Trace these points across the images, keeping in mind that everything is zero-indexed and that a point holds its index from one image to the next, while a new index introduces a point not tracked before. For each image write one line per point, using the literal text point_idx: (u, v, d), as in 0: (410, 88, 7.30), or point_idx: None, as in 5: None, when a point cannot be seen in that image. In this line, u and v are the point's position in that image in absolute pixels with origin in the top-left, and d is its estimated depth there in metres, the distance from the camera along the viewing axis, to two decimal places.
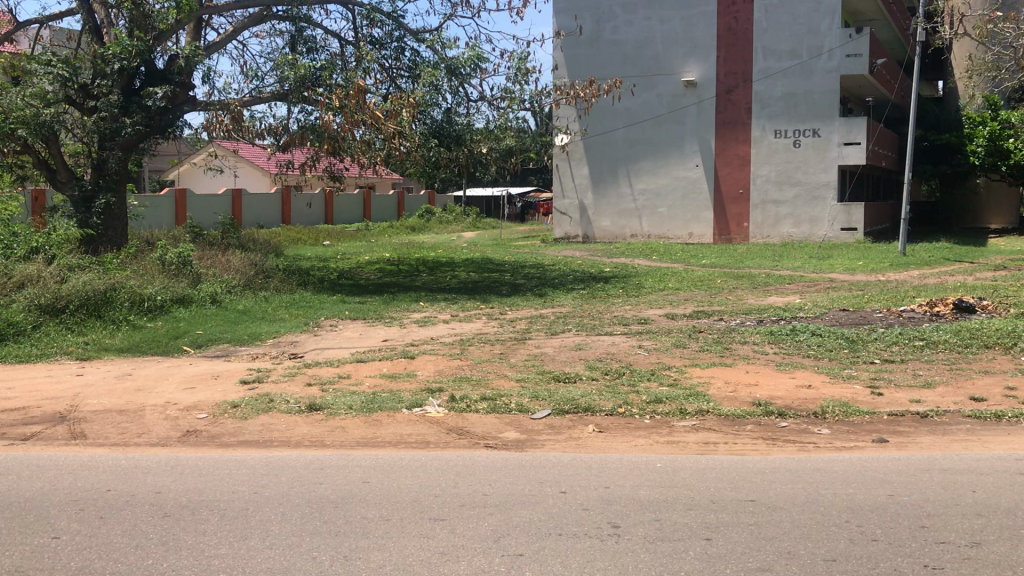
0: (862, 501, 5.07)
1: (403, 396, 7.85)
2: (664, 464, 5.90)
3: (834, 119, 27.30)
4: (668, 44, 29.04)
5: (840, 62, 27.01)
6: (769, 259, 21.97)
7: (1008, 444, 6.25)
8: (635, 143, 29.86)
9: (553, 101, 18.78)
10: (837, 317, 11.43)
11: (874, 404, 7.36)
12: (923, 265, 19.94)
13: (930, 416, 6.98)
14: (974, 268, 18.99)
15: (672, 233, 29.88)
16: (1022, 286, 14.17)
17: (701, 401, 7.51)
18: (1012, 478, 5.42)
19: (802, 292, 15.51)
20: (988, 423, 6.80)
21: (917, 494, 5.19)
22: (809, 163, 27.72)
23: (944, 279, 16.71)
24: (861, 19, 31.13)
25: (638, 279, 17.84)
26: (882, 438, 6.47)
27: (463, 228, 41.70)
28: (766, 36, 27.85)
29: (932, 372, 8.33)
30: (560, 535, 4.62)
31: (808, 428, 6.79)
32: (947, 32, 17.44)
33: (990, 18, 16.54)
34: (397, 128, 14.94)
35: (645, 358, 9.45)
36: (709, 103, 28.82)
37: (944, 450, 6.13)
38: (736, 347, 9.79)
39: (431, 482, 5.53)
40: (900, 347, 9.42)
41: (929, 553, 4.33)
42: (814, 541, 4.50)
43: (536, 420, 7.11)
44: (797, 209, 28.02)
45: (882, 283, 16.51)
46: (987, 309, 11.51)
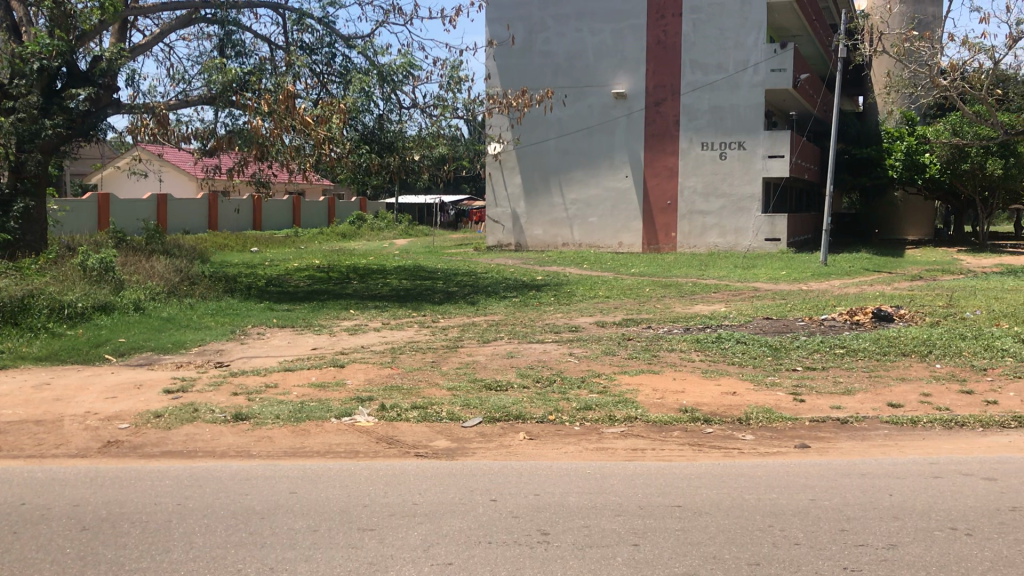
0: (783, 506, 5.18)
1: (332, 405, 7.76)
2: (592, 471, 5.96)
3: (759, 132, 27.91)
4: (599, 55, 29.37)
5: (765, 76, 27.68)
6: (696, 268, 22.40)
7: (923, 449, 6.47)
8: (567, 153, 30.10)
9: (486, 109, 18.79)
10: (762, 325, 11.69)
11: (796, 410, 7.54)
12: (844, 276, 20.48)
13: (849, 422, 7.17)
14: (891, 279, 19.64)
15: (602, 242, 30.16)
16: (936, 296, 14.67)
17: (629, 408, 7.59)
18: (926, 482, 5.61)
19: (727, 301, 15.85)
20: (905, 428, 7.03)
21: (837, 498, 5.33)
22: (734, 175, 28.27)
23: (863, 289, 17.21)
24: (785, 34, 31.92)
25: (570, 288, 17.93)
26: (803, 444, 6.62)
27: (395, 235, 41.41)
28: (693, 50, 28.38)
29: (852, 380, 8.56)
30: (490, 543, 4.62)
31: (733, 434, 6.92)
32: (867, 50, 18.02)
33: (907, 36, 17.20)
34: (327, 134, 14.64)
35: (575, 366, 9.50)
36: (639, 113, 29.20)
37: (863, 455, 6.32)
38: (663, 354, 9.95)
39: (359, 491, 5.49)
40: (821, 354, 9.67)
41: (848, 555, 4.45)
42: (738, 546, 4.59)
43: (467, 428, 7.10)
44: (723, 219, 28.54)
45: (805, 292, 16.97)
46: (903, 318, 11.93)
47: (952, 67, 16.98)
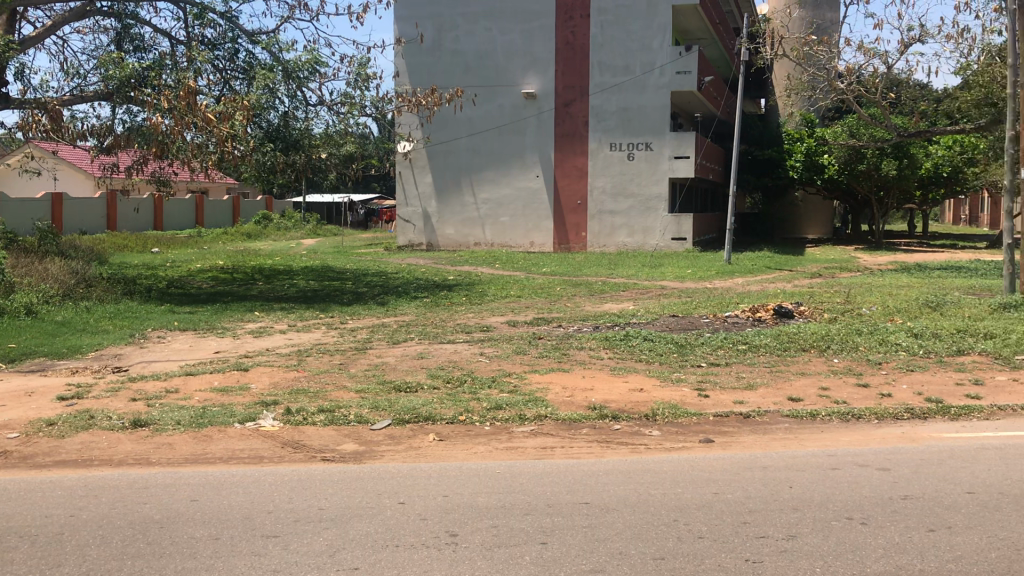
0: (688, 501, 5.26)
1: (236, 410, 7.57)
2: (502, 471, 5.95)
3: (665, 133, 28.46)
4: (508, 55, 29.46)
5: (671, 78, 28.24)
6: (605, 267, 22.66)
7: (822, 441, 6.67)
8: (478, 152, 30.08)
9: (395, 107, 18.64)
10: (669, 322, 11.90)
11: (701, 405, 7.69)
12: (747, 273, 21.02)
13: (751, 416, 7.35)
14: (791, 276, 20.25)
15: (513, 242, 30.25)
16: (834, 292, 15.17)
17: (539, 406, 7.62)
18: (824, 474, 5.78)
19: (635, 299, 16.10)
20: (805, 421, 7.24)
21: (740, 491, 5.44)
22: (641, 175, 28.75)
23: (765, 287, 17.69)
24: (690, 38, 32.60)
25: (481, 287, 17.94)
26: (707, 439, 6.74)
27: (303, 235, 40.76)
28: (601, 51, 28.74)
29: (755, 374, 8.78)
30: (397, 546, 4.57)
31: (640, 430, 7.01)
32: (768, 53, 18.53)
33: (805, 41, 17.76)
34: (230, 131, 14.29)
35: (486, 365, 9.50)
36: (548, 114, 29.39)
37: (765, 448, 6.47)
38: (573, 353, 10.02)
39: (263, 498, 5.35)
40: (725, 350, 9.89)
41: (750, 547, 4.55)
42: (644, 541, 4.64)
43: (375, 430, 7.02)
44: (631, 220, 28.99)
45: (710, 289, 17.33)
46: (803, 314, 12.29)
47: (848, 71, 17.62)
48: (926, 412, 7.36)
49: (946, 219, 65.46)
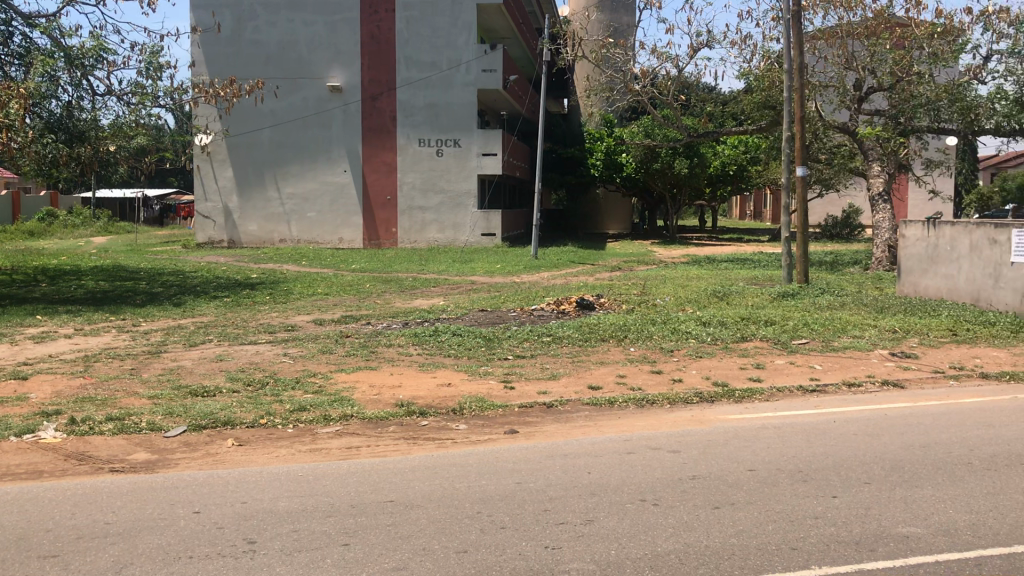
0: (491, 492, 5.35)
1: (12, 422, 7.00)
2: (305, 473, 5.83)
3: (473, 130, 28.87)
4: (312, 48, 28.83)
5: (477, 76, 28.70)
6: (415, 263, 22.67)
7: (619, 426, 6.96)
8: (282, 146, 29.23)
9: (192, 99, 17.82)
10: (476, 317, 12.04)
11: (506, 397, 7.82)
12: (553, 268, 21.61)
13: (554, 405, 7.56)
14: (594, 270, 21.01)
15: (321, 238, 29.62)
16: (633, 284, 15.88)
17: (345, 406, 7.51)
18: (620, 458, 6.04)
19: (444, 294, 16.20)
20: (604, 408, 7.53)
21: (541, 480, 5.58)
22: (450, 171, 29.02)
23: (569, 280, 18.26)
24: (495, 36, 33.10)
25: (286, 285, 17.50)
26: (512, 429, 6.88)
27: (92, 232, 38.27)
28: (407, 46, 28.69)
29: (557, 365, 9.04)
30: (190, 558, 4.37)
31: (446, 425, 7.05)
32: (568, 54, 19.13)
33: (603, 43, 18.48)
34: (5, 121, 13.17)
35: (289, 366, 9.27)
36: (354, 107, 28.98)
37: (566, 436, 6.68)
38: (380, 350, 9.94)
39: (41, 516, 4.97)
40: (530, 342, 10.12)
41: (549, 534, 4.67)
42: (447, 535, 4.67)
43: (170, 438, 6.69)
44: (441, 216, 29.20)
45: (516, 284, 17.69)
46: (604, 306, 12.76)
47: (643, 74, 18.47)
48: (713, 396, 7.83)
49: (734, 213, 69.94)
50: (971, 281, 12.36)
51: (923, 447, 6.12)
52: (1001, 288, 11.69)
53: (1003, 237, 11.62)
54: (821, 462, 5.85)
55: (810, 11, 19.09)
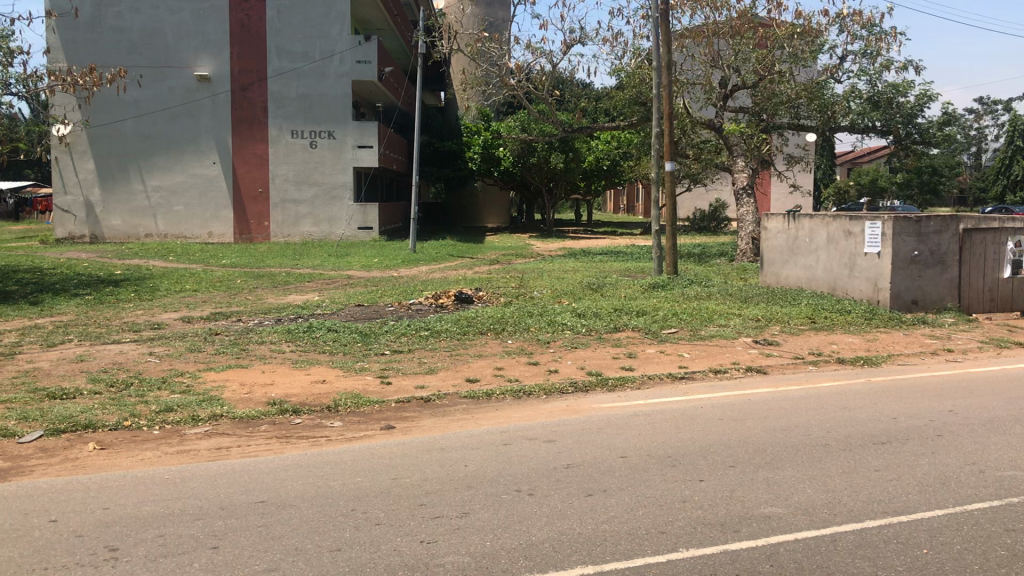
0: (366, 489, 5.30)
1: None
2: (171, 476, 5.62)
3: (347, 122, 28.49)
4: (178, 36, 27.81)
5: (351, 67, 28.32)
6: (289, 257, 22.20)
7: (496, 419, 7.00)
8: (146, 137, 28.10)
9: (46, 86, 16.92)
10: (352, 312, 11.89)
11: (383, 393, 7.76)
12: (431, 261, 21.55)
13: (431, 400, 7.54)
14: (472, 263, 21.07)
15: (190, 232, 28.65)
16: (511, 277, 16.00)
17: (214, 405, 7.30)
18: (497, 450, 6.07)
19: (320, 289, 15.93)
20: (481, 401, 7.56)
21: (416, 474, 5.56)
22: (324, 164, 28.57)
23: (447, 274, 18.25)
24: (369, 28, 32.70)
25: (153, 282, 16.85)
26: (388, 425, 6.83)
27: None
28: (278, 36, 28.04)
29: (435, 359, 9.02)
30: (46, 570, 4.16)
31: (320, 423, 6.94)
32: (444, 47, 19.08)
33: (478, 37, 18.53)
34: None
35: (155, 365, 8.94)
36: (223, 97, 28.12)
37: (443, 430, 6.67)
38: (253, 348, 9.69)
39: None
40: (408, 337, 10.07)
41: (425, 528, 4.66)
42: (320, 534, 4.60)
43: (24, 444, 6.35)
44: (315, 209, 28.71)
45: (393, 278, 17.58)
46: (482, 300, 12.82)
47: (518, 68, 18.64)
48: (587, 385, 7.98)
49: (608, 207, 71.35)
50: (828, 271, 12.97)
51: (785, 430, 6.40)
52: (856, 277, 12.31)
53: (858, 228, 12.23)
54: (688, 448, 6.03)
55: (678, 10, 19.58)
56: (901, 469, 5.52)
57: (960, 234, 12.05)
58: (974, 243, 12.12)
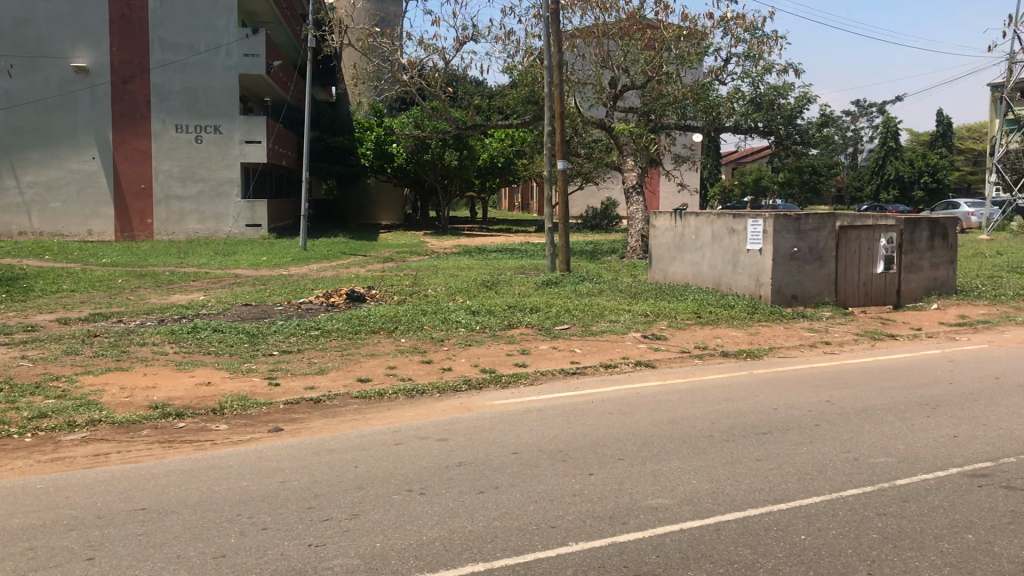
0: (252, 493, 5.17)
1: None
2: (44, 486, 5.36)
3: (235, 117, 27.81)
4: (52, 25, 26.53)
5: (238, 60, 27.65)
6: (174, 256, 21.49)
7: (387, 418, 6.93)
8: (19, 130, 26.74)
9: None
10: (240, 312, 11.59)
11: (271, 394, 7.59)
12: (322, 259, 21.20)
13: (321, 400, 7.42)
14: (364, 261, 20.82)
15: (67, 230, 27.46)
16: (404, 275, 15.88)
17: (92, 411, 7.00)
18: (388, 450, 6.01)
19: (206, 289, 15.48)
20: (373, 401, 7.48)
21: (306, 477, 5.46)
22: (211, 159, 27.84)
23: (339, 272, 18.00)
24: (257, 20, 31.94)
25: (27, 282, 16.06)
26: (276, 427, 6.68)
27: None
28: (161, 27, 27.12)
29: (325, 359, 8.88)
30: None
31: (205, 426, 6.75)
32: (335, 41, 18.79)
33: (370, 32, 18.32)
34: None
35: (28, 369, 8.52)
36: (102, 90, 26.99)
37: (333, 431, 6.57)
38: (134, 350, 9.34)
39: None
40: (298, 337, 9.88)
41: (313, 531, 4.58)
42: (204, 541, 4.46)
43: None
44: (201, 206, 27.96)
45: (283, 277, 17.24)
46: (374, 298, 12.69)
47: (411, 64, 18.54)
48: (480, 383, 7.99)
49: (503, 205, 71.70)
50: (713, 267, 13.33)
51: (672, 423, 6.55)
52: (740, 273, 12.69)
53: (741, 226, 12.61)
54: (579, 442, 6.10)
55: (569, 10, 19.83)
56: (781, 458, 5.71)
57: (836, 231, 12.52)
58: (849, 239, 12.62)
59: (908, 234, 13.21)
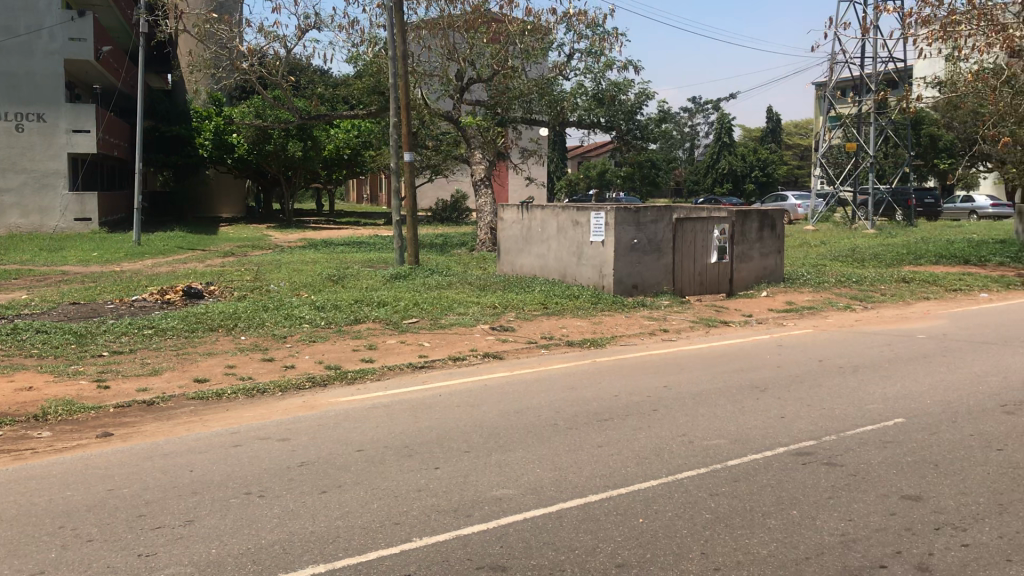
0: (77, 504, 4.87)
1: None
2: None
3: (60, 104, 26.22)
4: None
5: (63, 45, 26.03)
6: None
7: (226, 419, 6.70)
8: None
9: None
10: (65, 311, 10.94)
11: (99, 398, 7.19)
12: (158, 255, 20.27)
13: (155, 403, 7.09)
14: (204, 256, 20.05)
15: None
16: (244, 270, 15.40)
17: None
18: (227, 452, 5.80)
19: (27, 287, 14.51)
20: (211, 402, 7.21)
21: (137, 484, 5.20)
22: (34, 149, 26.14)
23: (176, 268, 17.27)
24: (85, 3, 30.14)
25: None
26: (105, 433, 6.33)
27: None
28: None
29: (159, 360, 8.49)
30: None
31: (25, 434, 6.32)
32: (168, 26, 17.97)
33: (206, 18, 17.62)
34: None
35: None
36: None
37: (167, 434, 6.28)
38: None
39: None
40: (130, 336, 9.40)
41: (143, 541, 4.36)
42: (20, 558, 4.17)
43: None
44: (24, 198, 26.19)
45: (114, 273, 16.38)
46: (213, 294, 12.25)
47: (251, 51, 17.99)
48: (325, 379, 7.83)
49: (350, 197, 70.59)
50: (559, 259, 13.58)
51: (517, 413, 6.62)
52: (584, 265, 12.99)
53: (584, 218, 12.90)
54: (425, 436, 6.07)
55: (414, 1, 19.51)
56: (620, 444, 5.86)
57: (673, 223, 12.97)
58: (687, 230, 13.09)
59: (739, 226, 13.84)
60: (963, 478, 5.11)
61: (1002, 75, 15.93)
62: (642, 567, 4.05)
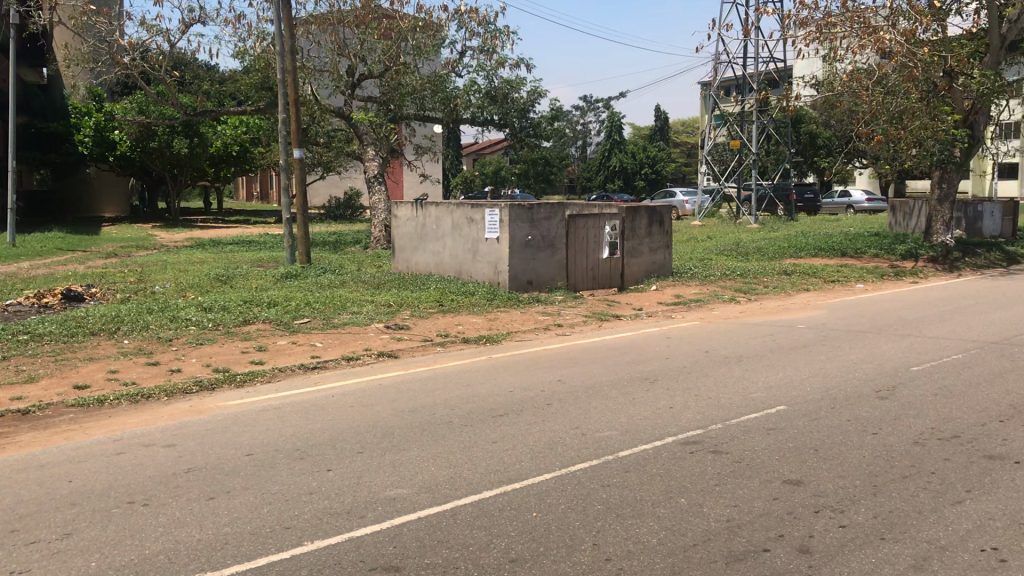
0: None
1: None
2: None
3: None
4: None
5: None
6: None
7: (108, 427, 6.46)
8: None
9: None
10: None
11: None
12: (35, 257, 19.37)
13: (31, 411, 6.79)
14: (84, 257, 19.25)
15: None
16: (127, 271, 14.87)
17: None
18: (108, 460, 5.59)
19: None
20: (92, 409, 6.94)
21: (11, 497, 4.97)
22: None
23: (55, 270, 16.54)
24: None
25: None
26: None
27: None
28: None
29: (36, 366, 8.12)
30: None
31: None
32: (41, 18, 17.18)
33: (83, 10, 16.92)
34: None
35: None
36: None
37: (44, 444, 6.02)
38: None
39: None
40: (3, 343, 8.96)
41: (18, 557, 4.17)
42: None
43: None
44: None
45: None
46: (95, 297, 11.79)
47: (131, 46, 17.37)
48: (213, 383, 7.62)
49: (240, 195, 68.88)
50: (454, 256, 13.58)
51: (412, 412, 6.59)
52: (479, 262, 13.02)
53: (478, 215, 12.94)
54: (317, 438, 5.98)
55: None
56: (514, 439, 5.91)
57: (566, 219, 13.12)
58: (579, 228, 13.28)
59: (630, 222, 14.10)
60: (840, 461, 5.34)
61: (874, 75, 16.81)
62: (535, 561, 4.09)
